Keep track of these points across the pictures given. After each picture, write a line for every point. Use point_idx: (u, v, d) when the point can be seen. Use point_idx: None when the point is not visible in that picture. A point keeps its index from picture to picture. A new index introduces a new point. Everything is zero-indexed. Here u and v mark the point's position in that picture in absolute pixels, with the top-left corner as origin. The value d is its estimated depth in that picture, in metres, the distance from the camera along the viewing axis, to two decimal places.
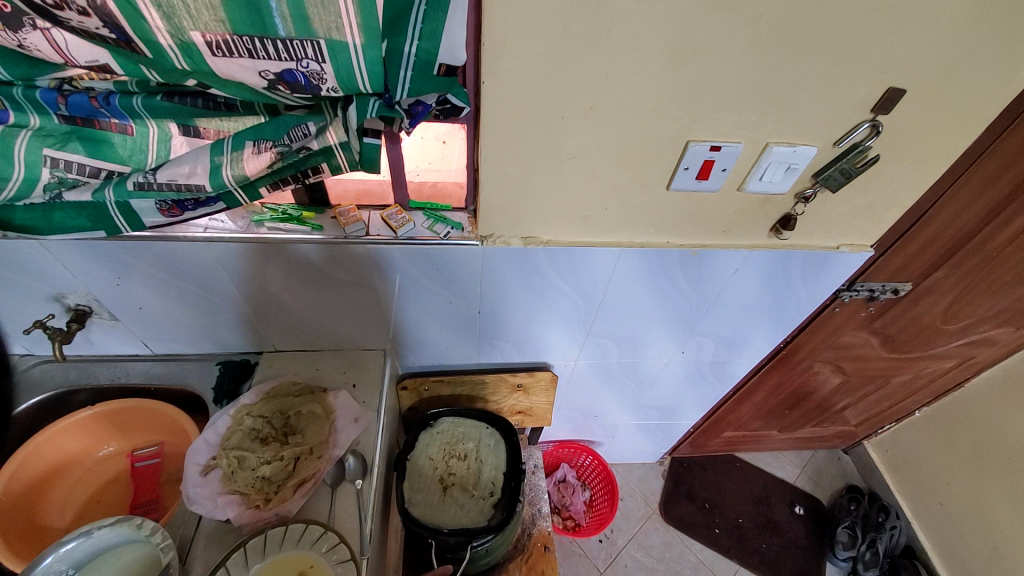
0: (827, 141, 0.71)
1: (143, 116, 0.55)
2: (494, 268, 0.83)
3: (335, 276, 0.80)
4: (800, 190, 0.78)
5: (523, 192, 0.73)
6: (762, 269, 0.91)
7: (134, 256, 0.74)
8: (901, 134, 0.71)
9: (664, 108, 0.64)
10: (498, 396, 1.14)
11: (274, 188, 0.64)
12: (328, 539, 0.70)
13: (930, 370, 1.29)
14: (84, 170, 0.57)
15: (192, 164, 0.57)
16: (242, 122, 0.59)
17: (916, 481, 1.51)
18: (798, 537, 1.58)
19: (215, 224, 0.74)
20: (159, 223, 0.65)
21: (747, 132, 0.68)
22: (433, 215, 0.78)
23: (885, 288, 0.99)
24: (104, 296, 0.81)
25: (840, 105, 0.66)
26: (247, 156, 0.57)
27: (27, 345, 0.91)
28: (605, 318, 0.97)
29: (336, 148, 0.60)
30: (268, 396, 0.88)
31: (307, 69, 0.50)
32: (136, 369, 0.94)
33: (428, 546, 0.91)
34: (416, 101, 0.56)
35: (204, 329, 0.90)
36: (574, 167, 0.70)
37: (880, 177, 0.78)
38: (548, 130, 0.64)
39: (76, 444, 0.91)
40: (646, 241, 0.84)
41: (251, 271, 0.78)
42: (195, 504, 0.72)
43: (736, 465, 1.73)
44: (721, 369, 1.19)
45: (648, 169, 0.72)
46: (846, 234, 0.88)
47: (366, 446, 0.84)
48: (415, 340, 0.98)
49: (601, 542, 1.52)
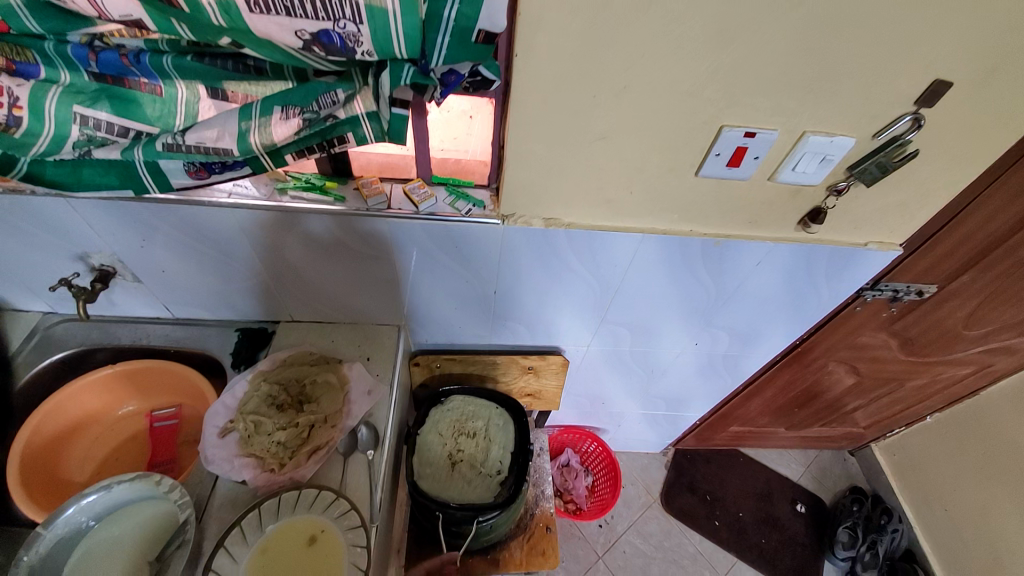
0: (865, 133, 0.68)
1: (172, 76, 0.56)
2: (513, 249, 0.82)
3: (355, 248, 0.81)
4: (833, 182, 0.76)
5: (547, 173, 0.72)
6: (785, 263, 0.89)
7: (159, 219, 0.75)
8: (944, 129, 0.68)
9: (700, 90, 0.62)
10: (508, 377, 1.14)
11: (299, 156, 0.64)
12: (340, 505, 0.72)
13: (946, 376, 1.27)
14: (112, 129, 0.57)
15: (220, 129, 0.57)
16: (271, 87, 0.58)
17: (921, 487, 1.50)
18: (798, 535, 1.59)
19: (239, 190, 0.74)
20: (186, 185, 0.65)
21: (783, 119, 0.66)
22: (455, 191, 0.77)
23: (909, 289, 0.97)
24: (128, 257, 0.82)
25: (884, 95, 0.64)
26: (275, 122, 0.57)
27: (51, 303, 0.93)
28: (620, 306, 0.97)
29: (363, 118, 0.59)
30: (285, 364, 0.89)
31: (344, 30, 0.49)
32: (156, 332, 0.96)
33: (435, 518, 0.93)
34: (449, 70, 0.54)
35: (222, 296, 0.91)
36: (602, 148, 0.68)
37: (917, 174, 0.75)
38: (579, 109, 0.63)
39: (96, 402, 0.94)
40: (668, 228, 0.82)
41: (271, 240, 0.79)
42: (212, 464, 0.74)
43: (740, 460, 1.73)
44: (732, 363, 1.18)
45: (677, 153, 0.70)
46: (875, 230, 0.86)
47: (378, 418, 0.85)
48: (429, 317, 0.98)
49: (601, 527, 1.53)
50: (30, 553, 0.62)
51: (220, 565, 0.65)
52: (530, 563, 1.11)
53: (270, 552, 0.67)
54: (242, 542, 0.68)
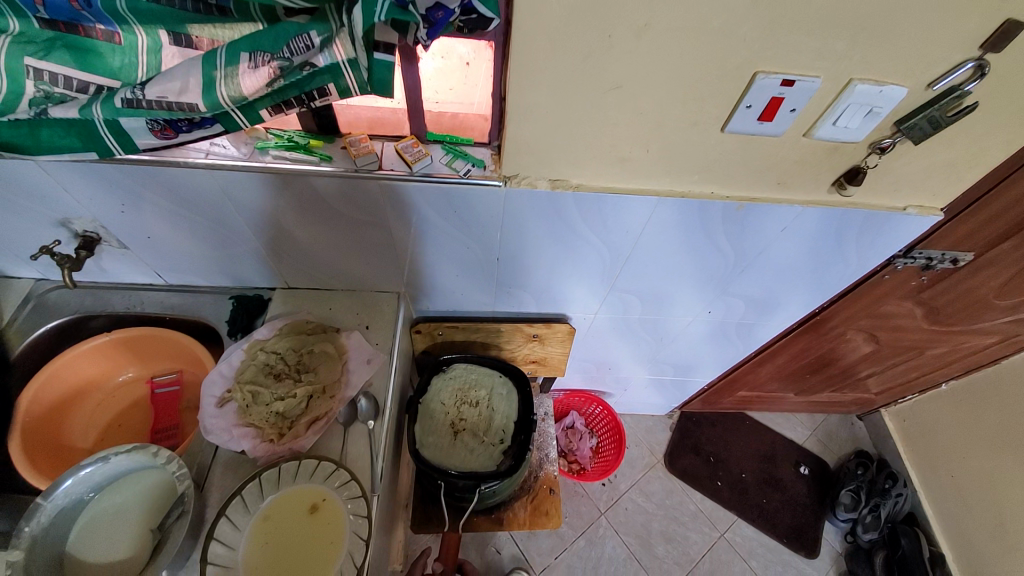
0: (919, 83, 0.60)
1: (129, 21, 0.49)
2: (517, 214, 0.76)
3: (347, 213, 0.75)
4: (876, 139, 0.68)
5: (553, 129, 0.64)
6: (814, 229, 0.82)
7: (135, 183, 0.70)
8: (1013, 77, 0.59)
9: (735, 29, 0.53)
10: (512, 344, 1.11)
11: (275, 111, 0.57)
12: (340, 476, 0.71)
13: (969, 345, 1.21)
14: (71, 84, 0.51)
15: (183, 80, 0.50)
16: (238, 30, 0.51)
17: (929, 453, 1.49)
18: (800, 496, 1.60)
19: (217, 150, 0.68)
20: (154, 145, 0.60)
21: (828, 64, 0.57)
22: (453, 149, 0.71)
23: (944, 257, 0.90)
24: (110, 222, 0.78)
25: (950, 36, 0.54)
26: (244, 73, 0.50)
27: (42, 270, 0.91)
28: (630, 273, 0.91)
29: (344, 67, 0.52)
30: (282, 332, 0.86)
31: None
32: (151, 300, 0.94)
33: (438, 485, 0.94)
34: (435, 5, 0.46)
35: (215, 263, 0.88)
36: (616, 100, 0.61)
37: (975, 130, 0.66)
38: (591, 53, 0.55)
39: (95, 370, 0.93)
40: (686, 191, 0.75)
41: (258, 204, 0.74)
42: (211, 434, 0.74)
43: (745, 423, 1.74)
44: (746, 331, 1.14)
45: (702, 105, 0.62)
46: (917, 193, 0.78)
47: (378, 388, 0.84)
48: (429, 284, 0.94)
49: (604, 486, 1.56)
50: (31, 523, 0.62)
51: (222, 531, 0.66)
52: (534, 523, 1.13)
53: (273, 520, 0.68)
54: (244, 510, 0.68)
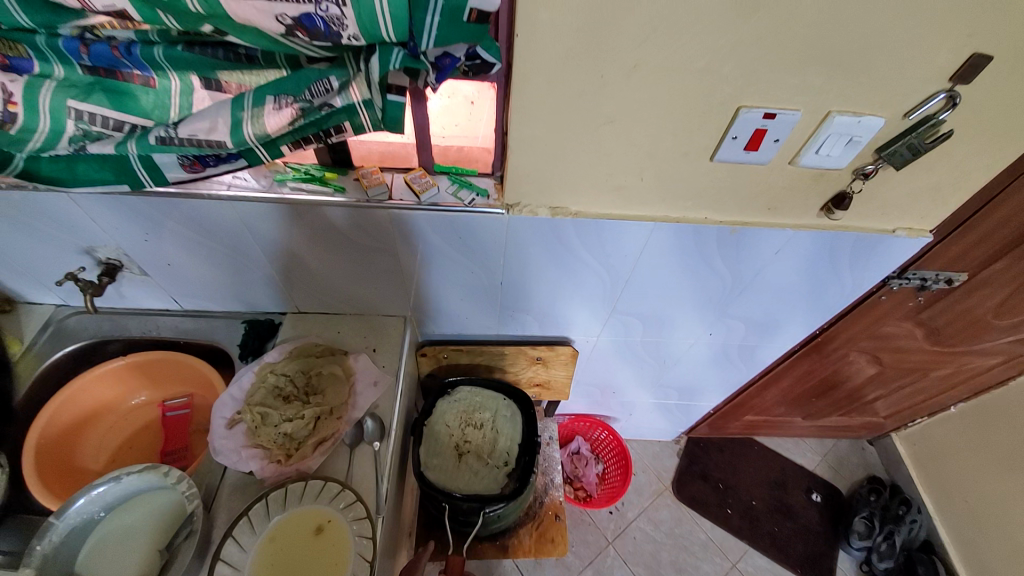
0: (895, 112, 0.63)
1: (165, 67, 0.54)
2: (520, 239, 0.80)
3: (358, 240, 0.79)
4: (859, 165, 0.71)
5: (552, 159, 0.69)
6: (807, 251, 0.84)
7: (160, 213, 0.74)
8: (984, 107, 0.63)
9: (717, 68, 0.58)
10: (516, 367, 1.13)
11: (295, 146, 0.62)
12: (345, 497, 0.72)
13: (972, 366, 1.21)
14: (107, 123, 0.56)
15: (213, 120, 0.56)
16: (263, 75, 0.56)
17: (942, 477, 1.46)
18: (813, 523, 1.56)
19: (239, 182, 0.72)
20: (181, 178, 0.64)
21: (807, 98, 0.61)
22: (458, 180, 0.75)
23: (938, 277, 0.92)
24: (133, 250, 0.83)
25: (918, 72, 0.59)
26: (269, 113, 0.55)
27: (63, 296, 0.95)
28: (630, 295, 0.93)
29: (360, 106, 0.56)
30: (292, 355, 0.89)
31: (326, 12, 0.47)
32: (166, 324, 0.97)
33: (442, 508, 0.94)
34: (443, 53, 0.52)
35: (231, 288, 0.92)
36: (610, 132, 0.65)
37: (953, 155, 0.70)
38: (586, 91, 0.60)
39: (110, 393, 0.96)
40: (681, 216, 0.78)
41: (274, 232, 0.78)
42: (220, 455, 0.75)
43: (754, 449, 1.71)
44: (748, 353, 1.15)
45: (692, 136, 0.66)
46: (905, 216, 0.81)
47: (385, 409, 0.85)
48: (435, 308, 0.97)
49: (611, 514, 1.53)
50: (43, 542, 0.64)
51: (229, 553, 0.66)
52: (539, 550, 1.12)
53: (278, 541, 0.68)
54: (250, 532, 0.68)
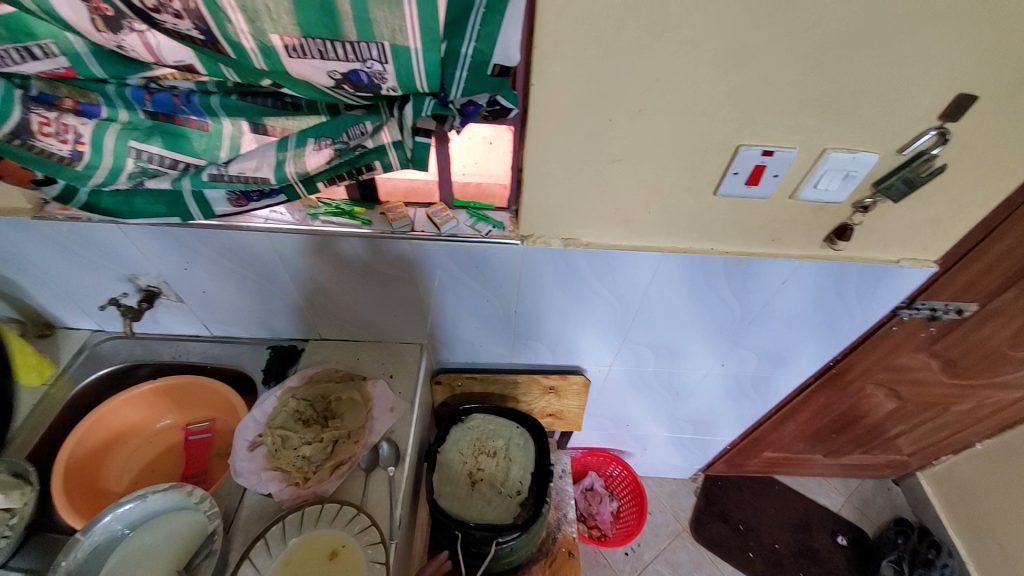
0: (889, 149, 0.67)
1: (218, 114, 0.60)
2: (533, 269, 0.83)
3: (381, 270, 0.84)
4: (858, 199, 0.75)
5: (564, 194, 0.73)
6: (814, 281, 0.87)
7: (201, 243, 0.80)
8: (973, 143, 0.66)
9: (715, 111, 0.63)
10: (529, 396, 1.14)
11: (330, 183, 0.68)
12: (360, 521, 0.73)
13: (994, 400, 1.19)
14: (163, 162, 0.62)
15: (259, 160, 0.62)
16: (305, 120, 0.62)
17: (974, 520, 1.39)
18: (840, 569, 1.49)
19: (275, 216, 0.78)
20: (227, 212, 0.71)
21: (803, 137, 0.66)
22: (476, 213, 0.80)
23: (948, 308, 0.92)
24: (171, 278, 0.88)
25: (906, 112, 0.63)
26: (309, 153, 0.61)
27: (100, 322, 1.00)
28: (641, 325, 0.96)
29: (389, 147, 0.63)
30: (312, 380, 0.92)
31: (371, 69, 0.53)
32: (195, 349, 1.02)
33: (454, 538, 0.94)
34: (468, 101, 0.58)
35: (258, 315, 0.96)
36: (618, 169, 0.70)
37: (948, 189, 0.73)
38: (595, 133, 0.65)
39: (138, 415, 0.99)
40: (688, 247, 0.82)
41: (304, 261, 0.83)
42: (241, 477, 0.77)
43: (774, 488, 1.64)
44: (762, 385, 1.15)
45: (695, 173, 0.70)
46: (907, 247, 0.83)
47: (400, 435, 0.87)
48: (451, 336, 1.00)
49: (627, 555, 1.48)
50: (67, 559, 0.67)
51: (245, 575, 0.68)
52: None
53: (294, 565, 0.69)
54: (266, 554, 0.70)
